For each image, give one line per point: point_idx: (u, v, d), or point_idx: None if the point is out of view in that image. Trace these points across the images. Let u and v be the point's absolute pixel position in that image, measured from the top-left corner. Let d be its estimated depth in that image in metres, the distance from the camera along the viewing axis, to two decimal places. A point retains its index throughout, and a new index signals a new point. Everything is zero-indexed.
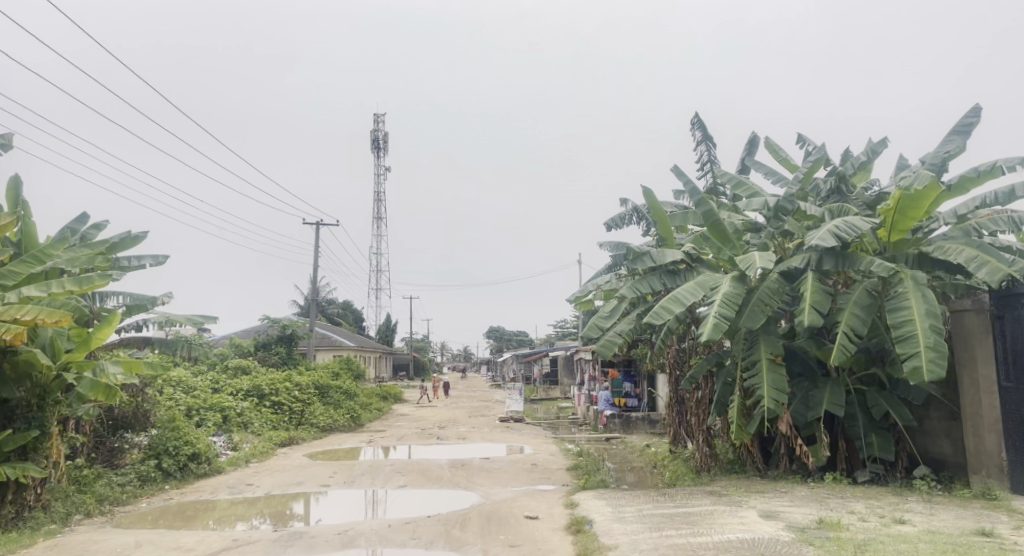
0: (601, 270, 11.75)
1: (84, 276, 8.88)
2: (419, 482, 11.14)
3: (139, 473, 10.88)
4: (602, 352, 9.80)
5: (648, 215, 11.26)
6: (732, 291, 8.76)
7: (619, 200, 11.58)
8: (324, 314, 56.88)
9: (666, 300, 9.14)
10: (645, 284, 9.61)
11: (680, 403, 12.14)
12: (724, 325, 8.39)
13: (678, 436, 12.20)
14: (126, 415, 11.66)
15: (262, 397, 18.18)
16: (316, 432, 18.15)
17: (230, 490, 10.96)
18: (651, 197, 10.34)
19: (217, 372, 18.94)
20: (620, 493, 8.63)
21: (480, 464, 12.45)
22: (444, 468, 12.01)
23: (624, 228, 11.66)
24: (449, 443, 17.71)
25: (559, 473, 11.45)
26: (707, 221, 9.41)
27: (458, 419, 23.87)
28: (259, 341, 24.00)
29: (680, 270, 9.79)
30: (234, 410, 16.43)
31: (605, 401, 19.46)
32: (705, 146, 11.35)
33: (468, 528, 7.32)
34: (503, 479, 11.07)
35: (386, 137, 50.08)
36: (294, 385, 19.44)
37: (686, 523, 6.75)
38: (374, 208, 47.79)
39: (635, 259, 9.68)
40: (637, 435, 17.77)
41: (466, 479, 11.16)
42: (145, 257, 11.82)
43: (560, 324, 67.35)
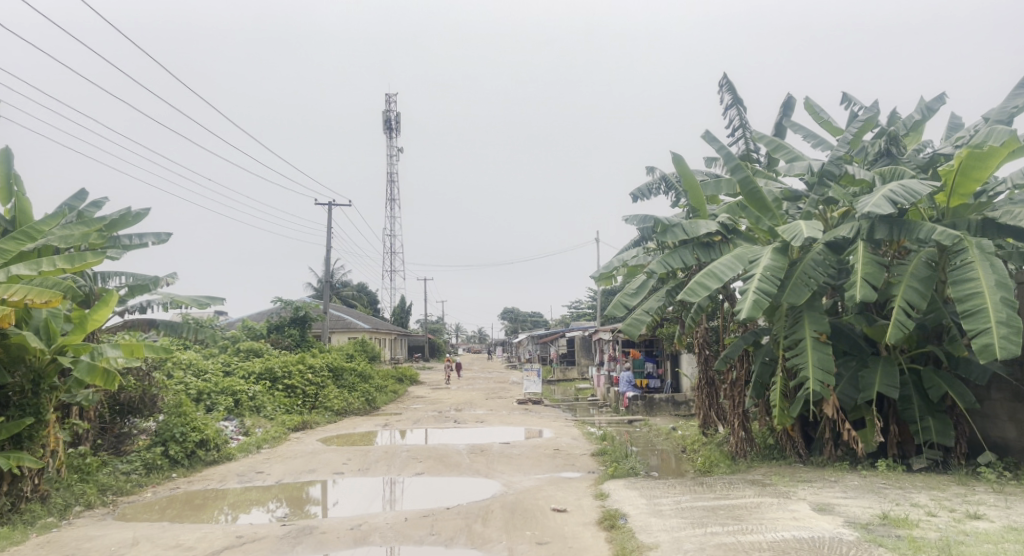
0: (628, 245, 11.02)
1: (76, 254, 8.43)
2: (436, 470, 10.58)
3: (144, 460, 10.43)
4: (630, 332, 9.13)
5: (677, 184, 10.61)
6: (774, 264, 8.00)
7: (645, 168, 10.82)
8: (338, 296, 56.61)
9: (700, 275, 8.39)
10: (676, 258, 8.87)
11: (711, 385, 11.45)
12: (765, 302, 7.65)
13: (708, 420, 11.52)
14: (132, 400, 11.16)
15: (274, 380, 17.73)
16: (330, 416, 17.70)
17: (240, 478, 10.48)
18: (682, 163, 9.61)
19: (228, 355, 18.50)
20: (653, 483, 7.98)
21: (500, 450, 11.86)
22: (462, 454, 11.44)
23: (651, 198, 10.97)
24: (466, 426, 17.18)
25: (584, 459, 10.84)
26: (744, 190, 8.64)
27: (474, 401, 23.37)
28: (272, 323, 23.54)
29: (715, 242, 9.01)
30: (246, 394, 16.00)
31: (628, 382, 18.86)
32: (737, 110, 10.16)
33: (490, 523, 6.74)
34: (525, 467, 10.47)
35: (398, 117, 49.40)
36: (307, 367, 18.98)
37: (732, 519, 6.10)
38: (387, 189, 47.28)
39: (666, 231, 8.93)
40: (661, 417, 17.15)
41: (486, 467, 10.58)
42: (147, 235, 11.30)
43: (575, 305, 66.70)
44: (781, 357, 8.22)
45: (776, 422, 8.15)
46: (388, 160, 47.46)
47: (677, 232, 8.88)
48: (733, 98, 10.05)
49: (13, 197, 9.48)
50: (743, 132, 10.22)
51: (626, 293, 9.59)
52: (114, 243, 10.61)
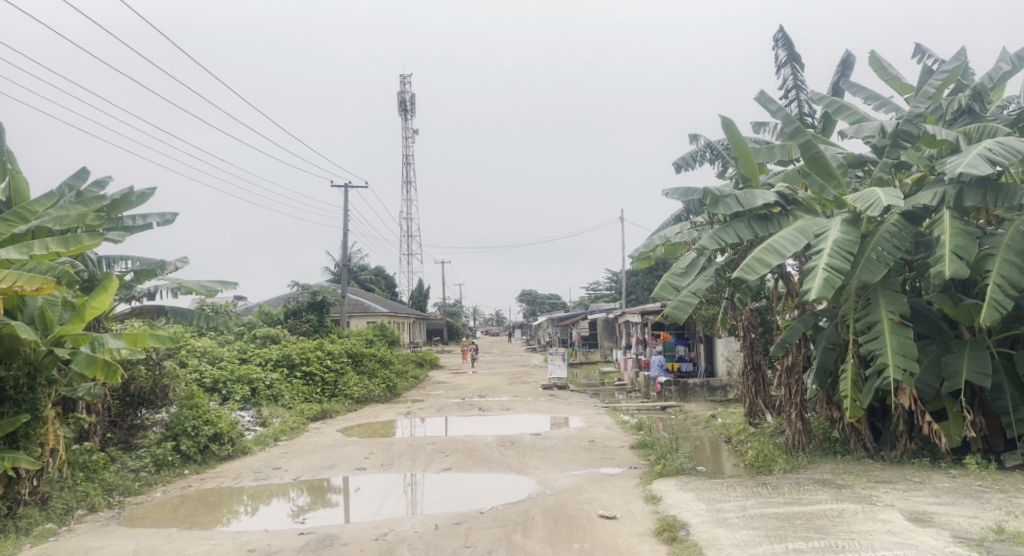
0: (671, 220, 10.11)
1: (70, 235, 7.71)
2: (464, 465, 9.84)
3: (154, 456, 9.80)
4: (676, 316, 8.32)
5: (724, 152, 9.74)
6: (844, 237, 7.00)
7: (689, 135, 10.04)
8: (356, 280, 56.16)
9: (757, 251, 7.44)
10: (730, 232, 7.94)
11: (758, 370, 10.57)
12: (837, 281, 6.66)
13: (755, 409, 10.69)
14: (143, 391, 10.61)
15: (292, 367, 17.10)
16: (350, 404, 17.07)
17: (255, 475, 9.82)
18: (732, 127, 8.64)
19: (244, 342, 17.90)
20: (709, 485, 7.14)
21: (531, 442, 11.09)
22: (492, 448, 10.69)
23: (696, 167, 10.09)
24: (491, 414, 16.45)
25: (624, 454, 10.03)
26: (804, 155, 7.69)
27: (497, 386, 22.66)
28: (289, 308, 22.92)
29: (773, 215, 8.04)
30: (263, 382, 15.38)
31: (659, 366, 18.06)
32: (791, 68, 9.12)
33: (532, 534, 5.98)
34: (560, 462, 9.68)
35: (412, 99, 48.42)
36: (325, 354, 18.33)
37: (814, 531, 5.26)
38: (403, 172, 46.52)
39: (716, 203, 8.03)
40: (696, 403, 16.31)
41: (518, 461, 9.81)
42: (151, 215, 10.64)
43: (593, 286, 65.86)
44: (852, 341, 7.28)
45: (848, 416, 7.23)
46: (403, 142, 46.57)
47: (731, 204, 7.95)
48: (787, 54, 9.01)
49: (7, 175, 8.80)
50: (797, 94, 9.11)
51: (673, 272, 8.74)
52: (117, 224, 10.00)
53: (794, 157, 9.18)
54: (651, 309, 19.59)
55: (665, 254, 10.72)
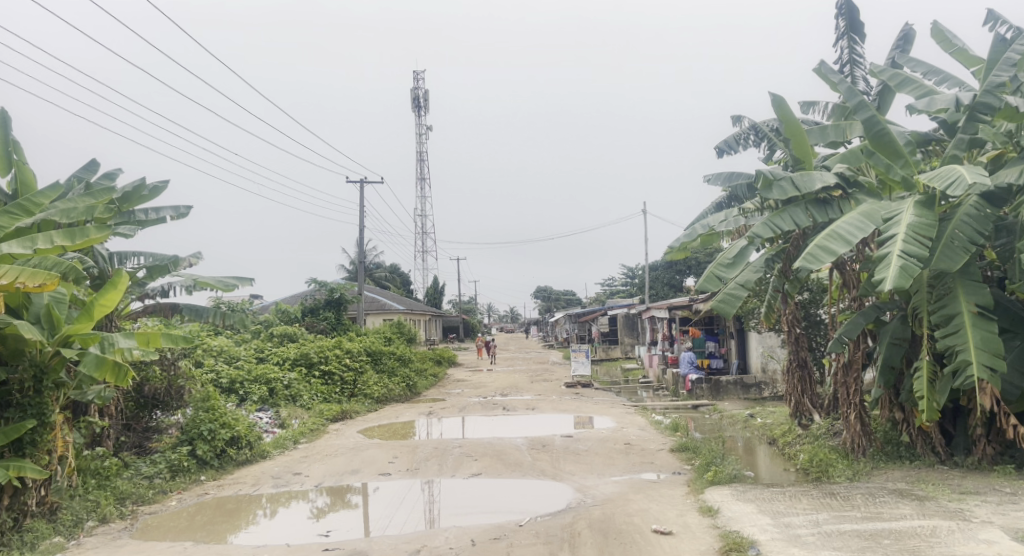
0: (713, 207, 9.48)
1: (77, 229, 7.20)
2: (495, 470, 9.27)
3: (169, 461, 9.31)
4: (723, 310, 7.74)
5: (770, 133, 9.07)
6: (919, 221, 6.31)
7: (732, 116, 9.39)
8: (371, 278, 55.81)
9: (819, 238, 6.78)
10: (786, 218, 7.28)
11: (804, 367, 10.01)
12: (915, 269, 5.98)
13: (801, 409, 10.06)
14: (158, 393, 10.23)
15: (311, 366, 16.62)
16: (370, 404, 16.55)
17: (275, 481, 9.30)
18: (783, 105, 7.95)
19: (261, 340, 17.45)
20: (768, 495, 6.51)
21: (564, 444, 10.51)
22: (522, 451, 10.12)
23: (739, 151, 9.42)
24: (516, 414, 15.89)
25: (664, 458, 9.42)
26: (868, 132, 7.00)
27: (519, 384, 22.11)
28: (306, 306, 22.43)
29: (832, 198, 7.39)
30: (281, 382, 14.94)
31: (689, 363, 17.44)
32: (849, 39, 8.64)
33: (580, 552, 5.40)
34: (597, 468, 9.08)
35: (427, 95, 47.89)
36: (344, 352, 17.85)
37: (909, 553, 4.61)
38: (416, 169, 46.03)
39: (769, 186, 7.37)
40: (730, 402, 15.66)
41: (552, 466, 9.23)
42: (164, 208, 10.18)
43: (609, 282, 65.17)
44: (927, 337, 6.59)
45: (924, 419, 6.50)
46: (417, 137, 46.02)
47: (786, 186, 7.28)
48: (847, 23, 8.59)
49: (13, 167, 8.29)
50: (851, 67, 8.57)
51: (719, 264, 7.98)
52: (129, 218, 9.57)
53: (850, 138, 8.39)
54: (679, 305, 18.93)
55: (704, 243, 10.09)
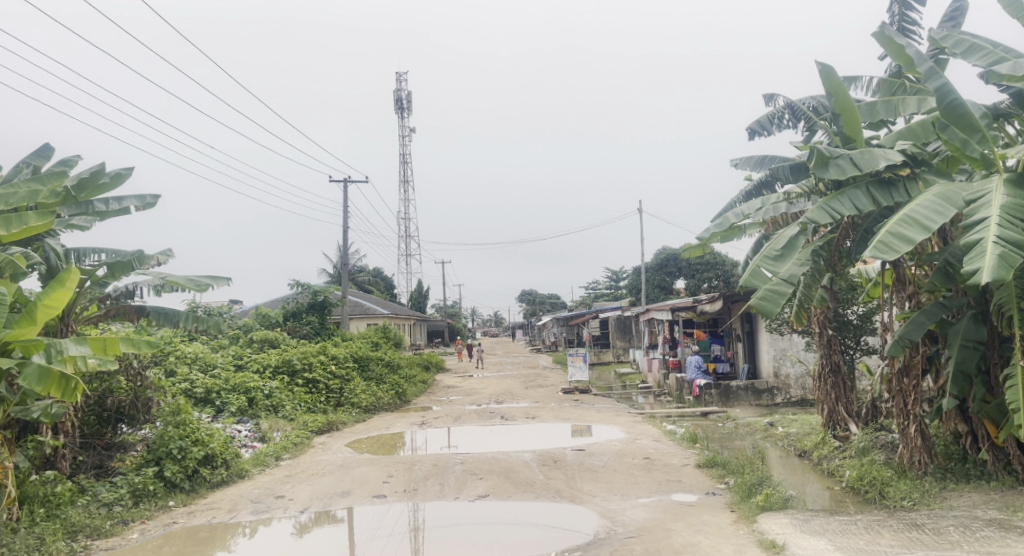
0: (751, 193, 8.54)
1: (13, 215, 6.14)
2: (504, 491, 8.22)
3: (132, 485, 8.06)
4: (766, 308, 6.85)
5: (810, 112, 8.06)
6: (1014, 203, 5.45)
7: (765, 94, 8.41)
8: (354, 282, 54.52)
9: (891, 224, 5.88)
10: (845, 200, 6.37)
11: (836, 373, 9.54)
12: (1017, 258, 5.10)
13: (834, 418, 9.49)
14: (123, 406, 9.16)
15: (293, 374, 15.45)
16: (358, 414, 15.33)
17: (254, 507, 8.08)
18: (832, 74, 7.03)
19: (240, 346, 16.20)
20: (838, 527, 5.56)
21: (577, 459, 9.49)
22: (533, 467, 9.06)
23: (773, 133, 8.38)
24: (516, 423, 14.84)
25: (693, 476, 8.45)
26: (941, 102, 6.15)
27: (513, 390, 21.04)
28: (288, 310, 21.21)
29: (898, 179, 6.48)
30: (261, 392, 13.79)
31: (697, 368, 16.53)
32: (900, 5, 7.64)
33: None
34: (619, 488, 8.07)
35: (409, 97, 46.80)
36: (329, 359, 16.68)
37: None
38: (401, 171, 45.02)
39: (825, 165, 6.43)
40: (741, 408, 14.80)
41: (569, 486, 8.21)
42: (127, 198, 9.04)
43: (595, 285, 64.49)
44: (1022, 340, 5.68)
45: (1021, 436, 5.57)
46: (401, 139, 45.04)
47: (845, 165, 6.40)
48: None
49: None
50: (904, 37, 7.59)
51: (765, 255, 7.08)
52: (85, 209, 8.46)
53: (904, 115, 7.48)
54: (682, 306, 18.00)
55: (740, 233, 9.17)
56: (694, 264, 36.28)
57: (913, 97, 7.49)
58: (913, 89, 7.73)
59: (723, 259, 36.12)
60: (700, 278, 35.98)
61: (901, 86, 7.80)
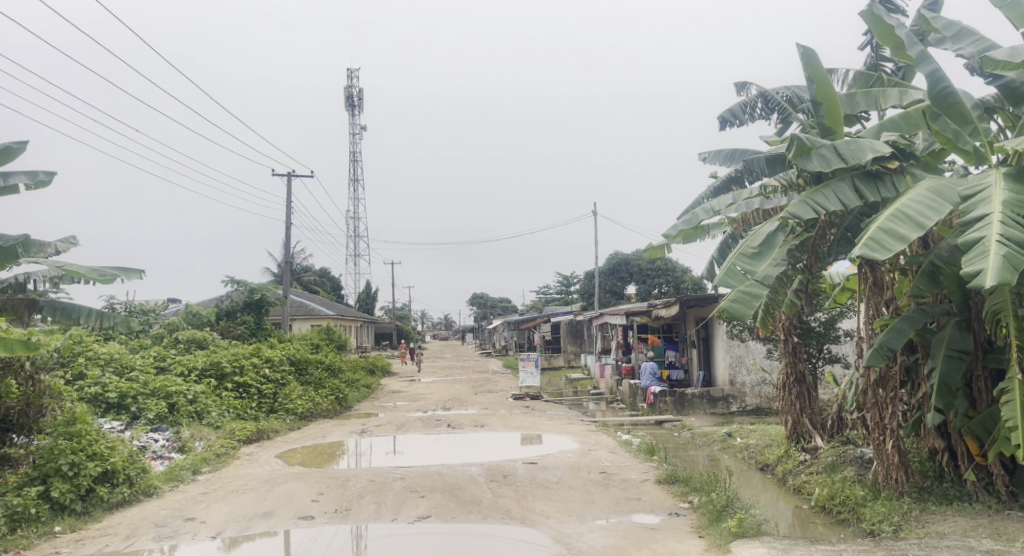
0: (727, 185, 8.04)
1: None
2: (448, 511, 7.33)
3: (9, 509, 6.82)
4: (738, 311, 6.43)
5: (783, 103, 7.53)
6: (1015, 198, 5.05)
7: (737, 82, 7.87)
8: (298, 281, 52.54)
9: (881, 221, 5.40)
10: (829, 195, 5.87)
11: (801, 383, 9.01)
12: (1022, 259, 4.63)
13: (798, 430, 8.99)
14: (9, 414, 7.87)
15: (222, 378, 14.12)
16: (293, 421, 14.11)
17: (157, 532, 6.79)
18: (813, 58, 6.50)
19: (163, 346, 14.80)
20: None
21: (528, 474, 8.69)
22: (480, 484, 8.19)
23: (745, 124, 7.83)
24: (463, 431, 13.96)
25: (654, 494, 7.77)
26: (931, 89, 5.80)
27: (461, 396, 20.11)
28: (221, 308, 19.72)
29: (885, 172, 6.09)
30: (183, 397, 12.48)
31: (651, 375, 16.00)
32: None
33: None
34: (575, 508, 7.32)
35: (361, 94, 45.42)
36: (262, 361, 15.41)
37: None
38: (350, 169, 43.60)
39: (808, 156, 5.94)
40: (697, 416, 14.33)
41: (520, 506, 7.40)
42: (16, 173, 7.81)
43: (546, 290, 64.03)
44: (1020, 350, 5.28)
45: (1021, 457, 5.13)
46: (352, 137, 43.65)
47: (829, 155, 5.90)
48: None
49: None
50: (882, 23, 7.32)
51: (741, 253, 6.61)
52: None
53: (884, 108, 7.00)
54: (636, 310, 17.49)
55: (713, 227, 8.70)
56: (645, 269, 36.18)
57: (894, 89, 7.04)
58: (891, 82, 7.28)
59: (674, 265, 36.19)
60: (651, 283, 35.92)
61: (879, 79, 7.35)
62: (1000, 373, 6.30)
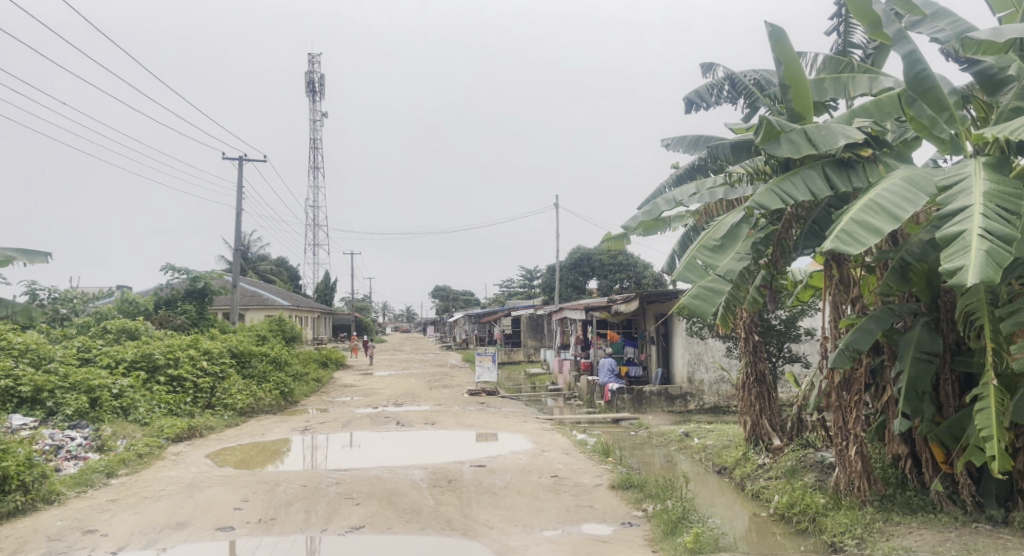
0: (691, 173, 7.59)
1: None
2: (384, 521, 6.65)
3: None
4: (698, 309, 6.05)
5: (750, 86, 7.10)
6: (999, 190, 4.67)
7: (703, 63, 7.43)
8: (253, 270, 50.90)
9: (854, 211, 4.97)
10: (799, 183, 5.44)
11: (761, 383, 8.66)
12: (1006, 256, 4.24)
13: (757, 432, 8.64)
14: None
15: (154, 371, 13.15)
16: (231, 417, 13.23)
17: (48, 547, 5.93)
18: (783, 39, 6.04)
19: (89, 337, 13.73)
20: None
21: (475, 479, 8.12)
22: (422, 490, 7.57)
23: (710, 108, 7.37)
24: (412, 429, 13.32)
25: (607, 501, 7.29)
26: (907, 71, 5.47)
27: (415, 392, 19.43)
28: (160, 297, 18.60)
29: (858, 161, 5.69)
30: (107, 390, 11.49)
31: (609, 371, 15.61)
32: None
33: None
34: (521, 517, 6.78)
35: (323, 80, 44.08)
36: (199, 353, 14.48)
37: None
38: (310, 156, 42.38)
39: (778, 141, 5.49)
40: (654, 414, 13.99)
41: (462, 515, 6.80)
42: None
43: (508, 284, 63.56)
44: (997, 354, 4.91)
45: (997, 469, 4.77)
46: (313, 124, 42.43)
47: (798, 141, 5.46)
48: None
49: None
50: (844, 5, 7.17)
51: (703, 245, 6.18)
52: None
53: (853, 96, 6.59)
54: (596, 305, 17.10)
55: (678, 220, 8.29)
56: (607, 264, 35.90)
57: (864, 76, 6.63)
58: (861, 68, 6.89)
59: (635, 260, 36.05)
60: (612, 278, 35.70)
61: (849, 65, 6.96)
62: (967, 378, 5.98)
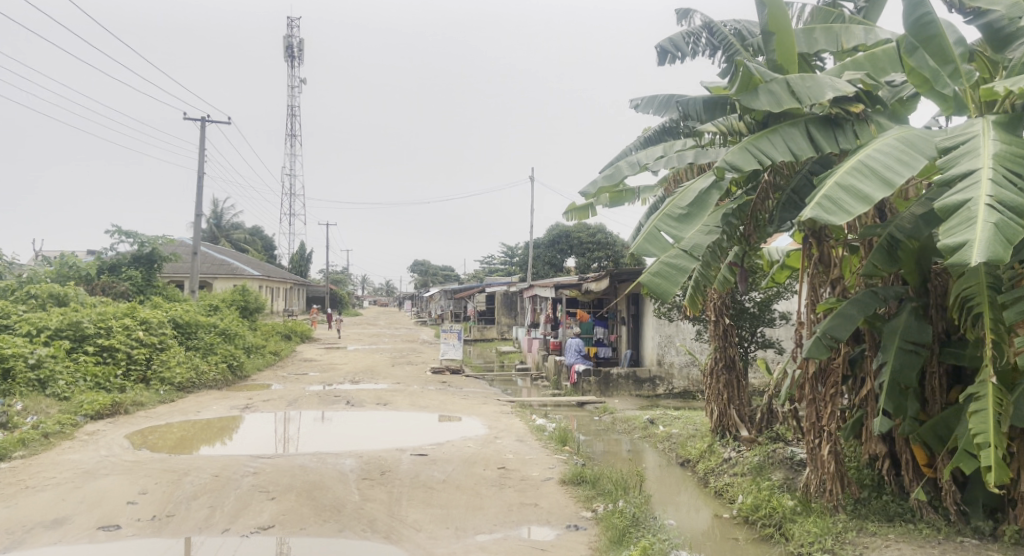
0: (662, 136, 6.78)
1: None
2: (297, 519, 5.85)
3: None
4: (658, 289, 5.25)
5: (728, 35, 6.27)
6: (1011, 153, 3.91)
7: (679, 9, 6.59)
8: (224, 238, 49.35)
9: (839, 174, 4.20)
10: (777, 142, 4.66)
11: (730, 370, 7.97)
12: (1018, 231, 3.50)
13: (724, 422, 7.98)
14: None
15: (81, 341, 12.15)
16: (167, 392, 12.32)
17: None
18: None
19: (12, 302, 12.65)
20: None
21: (412, 470, 7.35)
22: (348, 483, 6.79)
23: (684, 60, 6.54)
24: (363, 408, 12.52)
25: (554, 499, 6.55)
26: (908, 14, 4.76)
27: (376, 368, 18.59)
28: (104, 262, 17.46)
29: (846, 120, 4.91)
30: (22, 361, 10.48)
31: (576, 352, 14.91)
32: None
33: None
34: (455, 517, 6.03)
35: (300, 43, 42.29)
36: (136, 323, 13.48)
37: None
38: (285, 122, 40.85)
39: (753, 90, 4.70)
40: (621, 398, 13.34)
41: (388, 515, 6.02)
42: None
43: (488, 261, 62.65)
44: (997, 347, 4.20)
45: (992, 482, 4.08)
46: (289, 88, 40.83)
47: (778, 92, 4.68)
48: None
49: None
50: None
51: (666, 215, 5.39)
52: None
53: (846, 49, 5.79)
54: (566, 283, 16.33)
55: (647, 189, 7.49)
56: (586, 242, 35.04)
57: (857, 27, 5.84)
58: (853, 20, 6.09)
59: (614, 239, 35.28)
60: (590, 256, 34.89)
61: (840, 16, 6.16)
62: (956, 372, 5.31)
